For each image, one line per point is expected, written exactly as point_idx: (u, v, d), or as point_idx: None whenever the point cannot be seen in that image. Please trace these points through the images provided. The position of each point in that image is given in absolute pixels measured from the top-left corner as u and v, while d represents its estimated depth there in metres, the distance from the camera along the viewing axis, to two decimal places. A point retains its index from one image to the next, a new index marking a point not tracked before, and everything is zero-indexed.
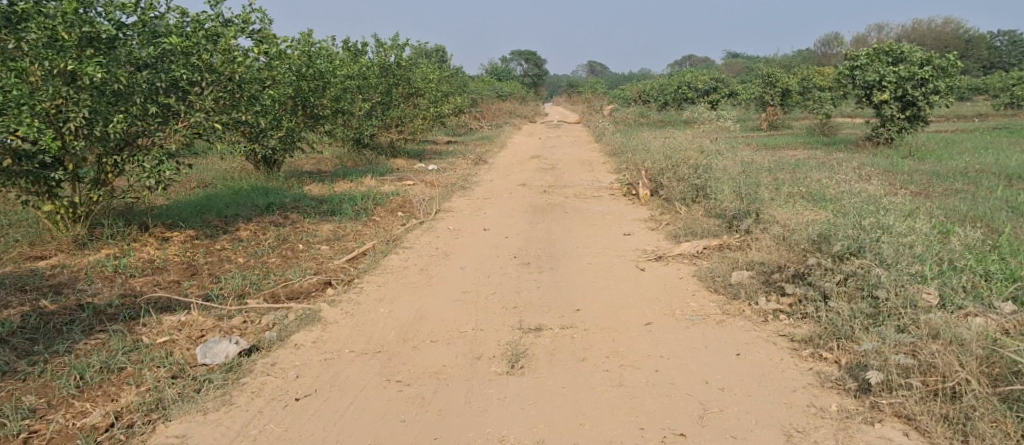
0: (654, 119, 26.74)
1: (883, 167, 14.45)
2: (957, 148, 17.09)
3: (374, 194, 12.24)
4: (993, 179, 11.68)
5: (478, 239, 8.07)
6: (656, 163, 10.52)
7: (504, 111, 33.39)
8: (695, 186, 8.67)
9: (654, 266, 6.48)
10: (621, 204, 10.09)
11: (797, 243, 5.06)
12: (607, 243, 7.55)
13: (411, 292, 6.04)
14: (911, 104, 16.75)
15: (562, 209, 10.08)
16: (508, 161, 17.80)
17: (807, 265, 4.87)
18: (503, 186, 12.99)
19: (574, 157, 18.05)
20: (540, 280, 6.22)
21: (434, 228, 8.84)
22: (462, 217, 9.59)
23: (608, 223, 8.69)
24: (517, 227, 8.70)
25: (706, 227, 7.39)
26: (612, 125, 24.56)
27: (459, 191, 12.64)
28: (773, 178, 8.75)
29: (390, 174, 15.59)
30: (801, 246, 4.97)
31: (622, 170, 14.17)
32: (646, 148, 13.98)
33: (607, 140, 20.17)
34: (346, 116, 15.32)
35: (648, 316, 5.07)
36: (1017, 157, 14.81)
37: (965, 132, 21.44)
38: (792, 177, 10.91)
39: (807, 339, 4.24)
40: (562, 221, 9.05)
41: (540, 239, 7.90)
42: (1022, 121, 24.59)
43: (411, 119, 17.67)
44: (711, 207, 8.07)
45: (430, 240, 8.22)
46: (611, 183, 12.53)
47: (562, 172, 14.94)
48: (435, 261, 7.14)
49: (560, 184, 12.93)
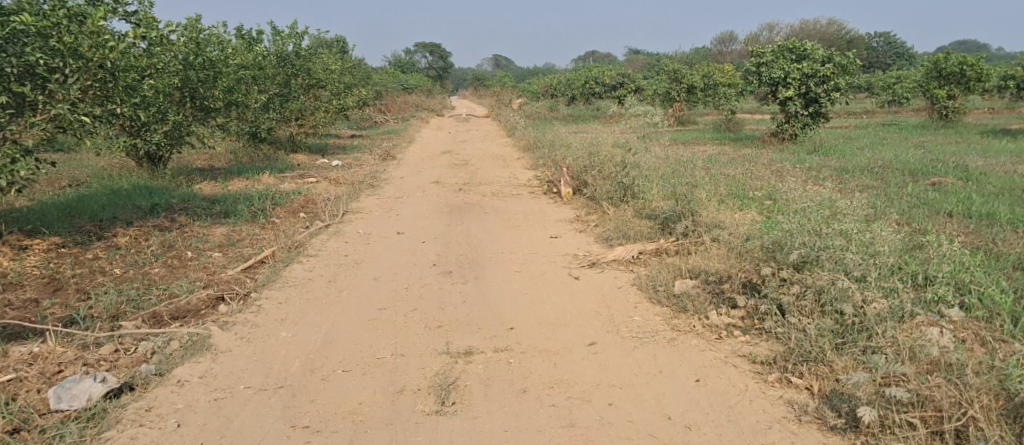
0: (564, 113, 26.53)
1: (790, 163, 14.67)
2: (856, 144, 17.65)
3: (274, 192, 11.27)
4: (898, 175, 11.94)
5: (392, 244, 7.37)
6: (576, 160, 10.11)
7: (410, 104, 32.40)
8: (621, 184, 8.29)
9: (588, 274, 6.04)
10: (542, 204, 9.61)
11: (750, 251, 4.68)
12: (533, 248, 7.03)
13: (318, 308, 5.29)
14: (814, 100, 17.13)
15: (479, 209, 9.49)
16: (417, 156, 17.03)
17: (760, 276, 4.48)
18: (414, 184, 12.27)
19: (486, 152, 17.49)
20: (464, 292, 5.61)
21: (342, 232, 8.06)
22: (373, 218, 8.85)
23: (531, 225, 8.18)
24: (433, 229, 8.05)
25: (638, 230, 7.00)
26: (522, 119, 24.13)
27: (368, 190, 11.83)
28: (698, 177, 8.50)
29: (291, 171, 14.54)
30: (754, 256, 4.57)
31: (537, 166, 13.74)
32: (562, 144, 13.60)
33: (518, 135, 19.73)
34: (240, 109, 14.14)
35: (590, 335, 4.56)
36: (912, 152, 15.38)
37: (857, 129, 22.33)
38: (710, 174, 10.77)
39: (772, 360, 3.84)
40: (481, 222, 8.47)
41: (459, 244, 7.28)
42: (906, 118, 25.92)
43: (312, 112, 16.61)
44: (640, 208, 7.72)
45: (338, 245, 7.45)
46: (528, 181, 12.05)
47: (476, 169, 14.36)
48: (344, 271, 6.39)
49: (474, 182, 12.34)
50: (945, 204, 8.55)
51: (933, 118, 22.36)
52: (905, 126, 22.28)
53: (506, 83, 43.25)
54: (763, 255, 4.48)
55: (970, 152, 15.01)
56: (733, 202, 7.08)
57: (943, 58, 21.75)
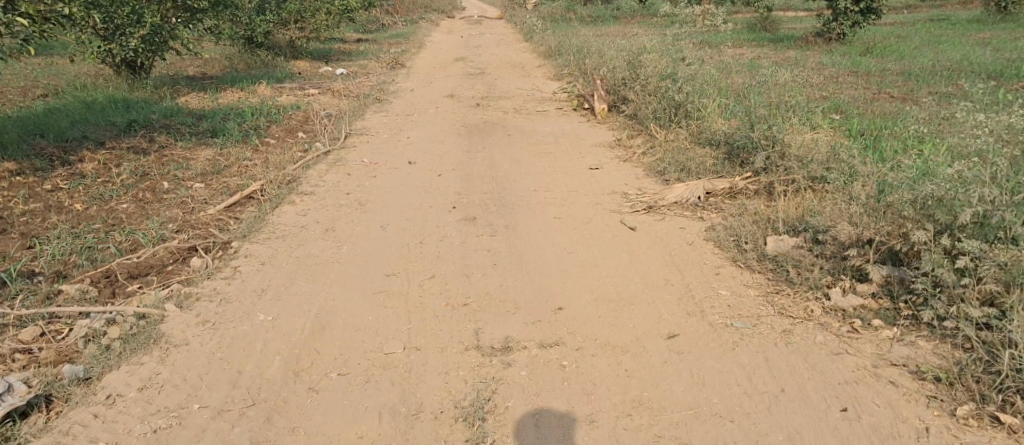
0: (584, 12, 24.55)
1: (843, 67, 13.13)
2: (909, 43, 15.98)
3: (269, 107, 9.95)
4: (974, 80, 10.47)
5: (403, 178, 6.17)
6: (613, 69, 8.71)
7: (419, 6, 30.24)
8: (672, 100, 6.93)
9: (647, 221, 4.84)
10: (575, 124, 8.33)
11: (889, 208, 3.43)
12: (572, 185, 5.81)
13: (311, 273, 4.18)
14: None
15: (502, 130, 8.18)
16: (429, 64, 15.58)
17: (910, 244, 3.25)
18: (427, 98, 10.95)
19: (503, 59, 15.94)
20: (494, 248, 4.47)
21: (343, 160, 6.82)
22: (378, 142, 7.60)
23: (566, 153, 6.91)
24: (451, 158, 6.82)
25: (701, 161, 5.71)
26: (539, 21, 22.29)
27: (374, 104, 10.50)
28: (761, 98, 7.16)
29: (290, 80, 13.13)
30: (900, 215, 3.33)
31: (562, 76, 12.28)
32: (590, 51, 12.10)
33: (537, 39, 18.06)
34: (231, 10, 12.60)
35: (666, 320, 3.42)
36: (979, 51, 13.76)
37: (905, 25, 20.43)
38: (764, 84, 9.32)
39: (960, 380, 2.74)
40: (506, 148, 7.20)
41: (481, 179, 6.08)
42: (954, 12, 23.83)
43: (312, 14, 14.98)
44: (698, 132, 6.40)
45: (339, 178, 6.24)
46: (554, 94, 10.66)
47: (493, 79, 12.92)
48: (345, 215, 5.23)
49: (493, 94, 10.97)
50: None
51: (989, 13, 20.48)
52: (957, 22, 20.40)
53: None
54: (912, 215, 3.25)
55: None
56: (816, 129, 5.79)
57: None
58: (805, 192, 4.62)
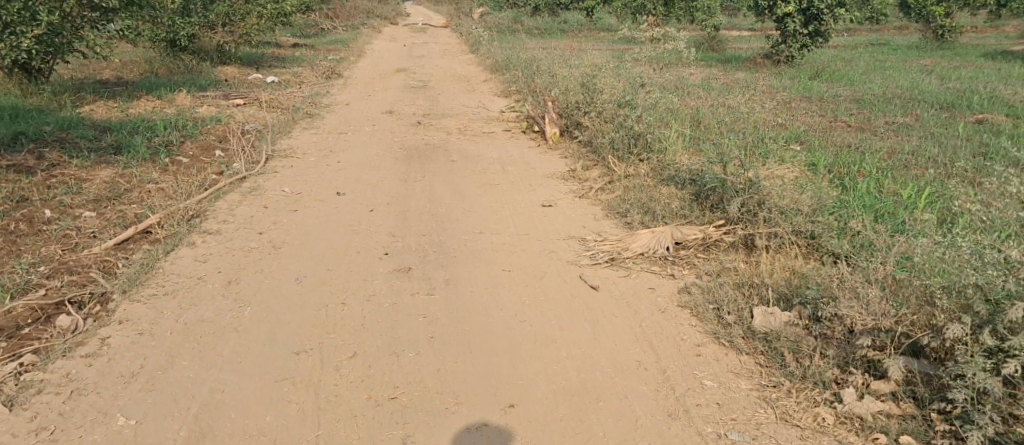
0: (530, 23, 23.96)
1: (795, 91, 12.87)
2: (855, 67, 15.96)
3: (186, 119, 8.98)
4: (927, 111, 10.31)
5: (328, 213, 5.38)
6: (565, 92, 8.18)
7: (361, 10, 29.14)
8: (631, 130, 6.35)
9: (610, 278, 4.17)
10: (525, 150, 7.80)
11: (913, 292, 2.82)
12: (524, 228, 5.13)
13: (200, 346, 3.38)
14: (814, 17, 15.18)
15: (444, 155, 7.49)
16: (368, 74, 14.75)
17: (942, 341, 2.61)
18: (364, 113, 10.16)
19: (447, 71, 15.20)
20: (431, 311, 3.76)
21: (260, 189, 5.92)
22: (303, 166, 6.76)
23: (515, 187, 6.24)
24: (386, 189, 6.05)
25: (666, 204, 5.12)
26: (484, 31, 21.62)
27: (305, 120, 9.63)
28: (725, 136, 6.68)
29: (215, 88, 12.11)
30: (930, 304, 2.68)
31: (510, 94, 11.63)
32: (540, 69, 11.48)
33: (483, 52, 17.39)
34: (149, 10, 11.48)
35: (644, 426, 2.80)
36: (926, 79, 13.72)
37: (847, 48, 20.58)
38: (721, 114, 8.88)
39: None
40: (449, 178, 6.48)
41: (419, 216, 5.35)
42: (891, 36, 24.26)
43: (242, 17, 13.94)
44: (661, 167, 5.83)
45: (253, 210, 5.39)
46: (501, 113, 10.00)
47: (436, 93, 12.21)
48: (255, 261, 4.42)
49: (435, 112, 10.23)
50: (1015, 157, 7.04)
51: (926, 39, 20.85)
52: (898, 46, 20.61)
53: None
54: (946, 306, 2.61)
55: (990, 78, 13.45)
56: (789, 172, 5.28)
57: None
58: (790, 250, 4.05)
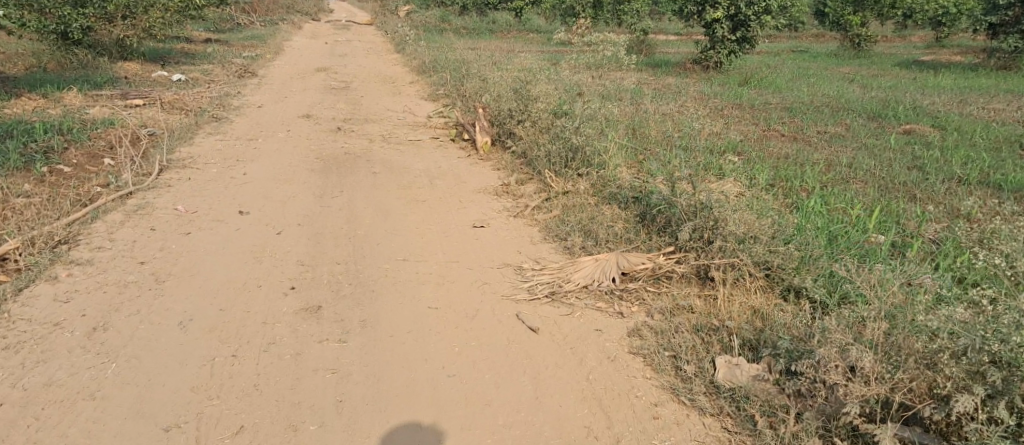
0: (458, 23, 23.36)
1: (726, 97, 12.79)
2: (781, 74, 16.10)
3: (72, 121, 8.05)
4: (856, 119, 10.32)
5: (228, 237, 4.70)
6: (498, 98, 7.75)
7: (282, 6, 27.94)
8: (569, 143, 5.98)
9: (550, 316, 3.68)
10: (455, 161, 7.31)
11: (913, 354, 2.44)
12: (454, 253, 4.61)
13: (46, 426, 2.75)
14: (742, 24, 15.19)
15: (366, 165, 6.91)
16: (286, 73, 13.94)
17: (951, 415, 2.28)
18: (279, 116, 9.43)
19: (371, 72, 14.46)
20: (341, 362, 3.19)
21: (147, 207, 5.15)
22: (204, 179, 6.02)
23: (442, 205, 5.70)
24: (298, 207, 5.40)
25: (609, 227, 4.69)
26: (411, 30, 20.98)
27: (212, 123, 8.85)
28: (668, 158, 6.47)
29: (112, 86, 11.08)
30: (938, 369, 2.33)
31: (437, 98, 11.04)
32: (468, 72, 10.94)
33: (409, 52, 16.71)
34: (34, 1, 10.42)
35: None
36: (850, 87, 13.86)
37: (770, 55, 20.90)
38: (656, 123, 8.56)
39: None
40: (369, 193, 5.89)
41: (334, 239, 4.74)
42: (811, 44, 24.85)
43: (145, 10, 12.96)
44: (602, 185, 5.49)
45: (137, 233, 4.64)
46: (428, 118, 9.45)
47: (359, 95, 11.55)
48: (131, 299, 3.72)
49: (357, 117, 9.57)
50: (949, 169, 6.98)
51: (844, 46, 21.34)
52: (819, 54, 20.99)
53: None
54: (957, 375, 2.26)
55: (909, 87, 13.68)
56: (735, 189, 4.99)
57: None
58: (748, 285, 3.64)
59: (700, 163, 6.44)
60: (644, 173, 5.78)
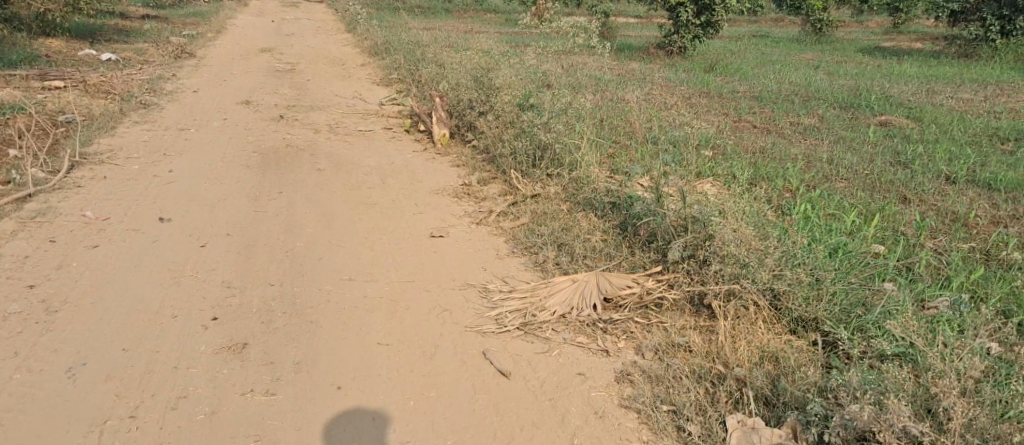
0: (413, 3, 22.44)
1: (692, 84, 12.35)
2: (745, 60, 15.74)
3: None
4: (827, 109, 9.98)
5: (142, 249, 4.01)
6: (457, 87, 7.16)
7: None
8: (538, 141, 5.48)
9: (521, 355, 3.14)
10: (410, 154, 6.69)
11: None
12: (408, 271, 4.00)
13: None
14: (705, 8, 14.73)
15: (310, 160, 6.25)
16: (228, 54, 13.02)
17: None
18: (216, 102, 8.64)
19: (320, 53, 13.60)
20: (268, 425, 2.66)
21: (48, 213, 4.41)
22: (121, 178, 5.27)
23: (396, 210, 5.08)
24: (228, 212, 4.72)
25: (586, 241, 4.15)
26: (363, 9, 20.04)
27: (140, 110, 8.02)
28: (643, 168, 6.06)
29: (29, 65, 10.10)
30: None
31: (390, 83, 10.32)
32: (424, 55, 10.25)
33: (362, 31, 15.84)
34: None
35: None
36: (816, 74, 13.52)
37: (732, 40, 20.53)
38: (626, 117, 8.04)
39: None
40: (312, 195, 5.23)
41: (270, 253, 4.10)
42: (770, 28, 24.62)
43: None
44: (575, 186, 4.95)
45: (30, 246, 3.92)
46: (381, 105, 8.78)
47: (306, 78, 10.77)
48: (8, 338, 3.05)
49: (303, 103, 8.82)
50: (933, 163, 6.63)
51: (805, 32, 21.08)
52: (779, 39, 20.69)
53: None
54: None
55: (874, 74, 13.43)
56: (722, 194, 4.51)
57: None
58: (752, 318, 3.11)
59: (675, 161, 5.96)
60: (620, 178, 5.26)
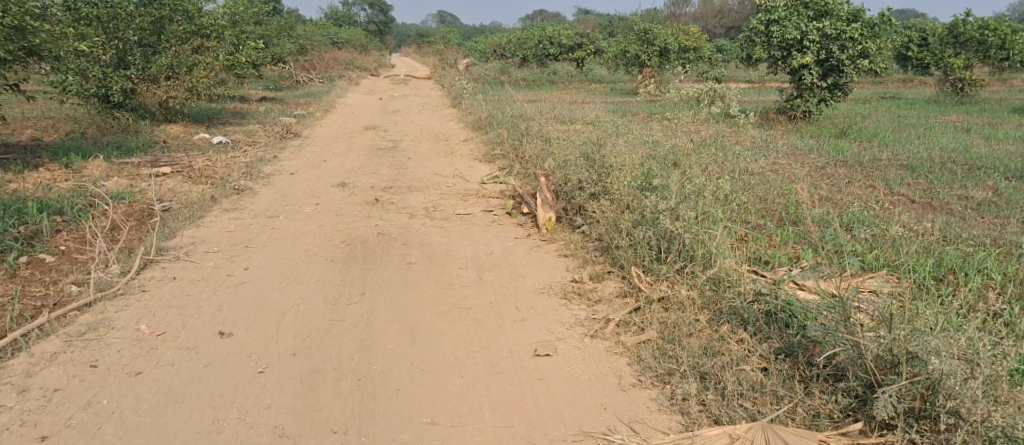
0: (518, 75, 22.21)
1: (825, 152, 11.03)
2: (880, 123, 14.17)
3: (75, 198, 7.02)
4: (999, 179, 8.48)
5: (190, 377, 3.36)
6: (565, 165, 6.37)
7: (342, 62, 27.48)
8: (663, 230, 4.54)
9: None
10: (511, 241, 5.91)
11: None
12: (506, 413, 3.16)
13: None
14: (833, 68, 12.81)
15: (401, 251, 5.56)
16: (334, 133, 12.94)
17: None
18: (313, 185, 8.27)
19: (423, 129, 13.27)
20: None
21: (99, 326, 3.88)
22: (191, 278, 4.76)
23: (494, 316, 4.25)
24: (299, 322, 4.03)
25: (741, 370, 3.15)
26: (468, 83, 19.92)
27: (235, 196, 7.71)
28: (789, 265, 5.00)
29: (144, 151, 10.16)
30: None
31: (493, 160, 9.69)
32: (529, 129, 9.58)
33: (466, 106, 15.55)
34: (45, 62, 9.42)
35: None
36: (970, 139, 11.89)
37: (860, 103, 18.86)
38: (759, 193, 6.97)
39: None
40: (398, 297, 4.49)
41: (338, 383, 3.35)
42: (900, 90, 22.65)
43: (189, 68, 11.68)
44: (713, 286, 3.95)
45: (65, 373, 3.34)
46: (482, 184, 8.12)
47: (407, 156, 10.34)
48: None
49: (401, 183, 8.30)
50: None
51: (944, 92, 19.11)
52: (912, 100, 18.91)
53: (452, 39, 38.12)
54: None
55: None
56: (918, 302, 3.41)
57: (957, 22, 19.11)
58: None
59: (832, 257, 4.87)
60: (769, 278, 4.23)
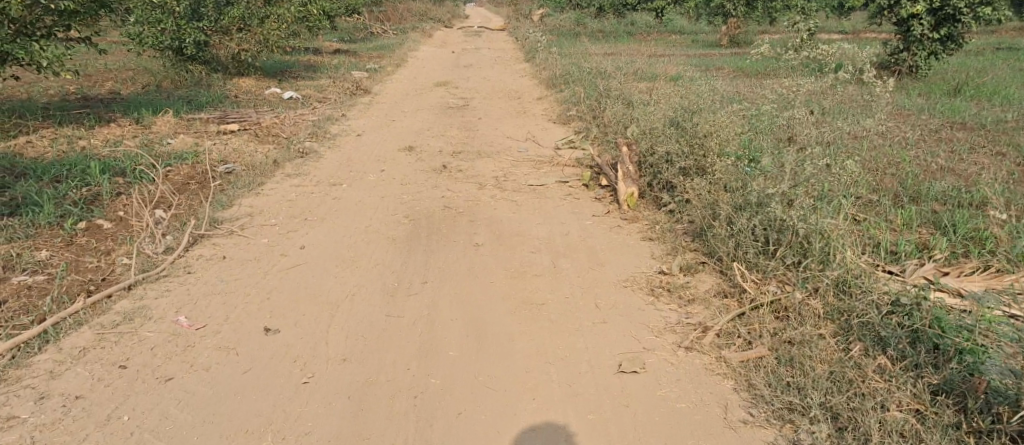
0: (594, 26, 21.19)
1: (937, 110, 9.74)
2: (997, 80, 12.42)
3: (139, 158, 6.77)
4: None
5: (228, 388, 2.97)
6: (651, 132, 5.69)
7: (416, 13, 26.93)
8: (769, 216, 3.87)
9: None
10: (590, 219, 5.33)
11: None
12: None
13: None
14: (948, 17, 11.11)
15: (468, 228, 5.06)
16: (404, 90, 12.49)
17: None
18: (380, 148, 7.85)
19: (496, 86, 12.67)
20: None
21: (137, 316, 3.53)
22: (243, 258, 4.37)
23: (572, 315, 3.70)
24: (354, 318, 3.58)
25: (890, 420, 2.60)
26: (542, 35, 19.07)
27: (299, 159, 7.35)
28: (918, 258, 4.26)
29: (215, 105, 9.94)
30: None
31: (569, 121, 9.02)
32: (608, 88, 8.84)
33: (541, 59, 14.82)
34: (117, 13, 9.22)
35: None
36: None
37: (975, 55, 17.03)
38: (873, 161, 6.10)
39: None
40: (463, 288, 3.99)
41: (389, 402, 2.91)
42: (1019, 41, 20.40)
43: (261, 20, 11.37)
44: (837, 291, 3.29)
45: (92, 378, 3.00)
46: (556, 149, 7.51)
47: (478, 116, 9.79)
48: None
49: (470, 147, 7.78)
50: None
51: None
52: None
53: None
54: None
55: None
56: None
57: None
58: None
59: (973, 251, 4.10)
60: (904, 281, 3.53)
